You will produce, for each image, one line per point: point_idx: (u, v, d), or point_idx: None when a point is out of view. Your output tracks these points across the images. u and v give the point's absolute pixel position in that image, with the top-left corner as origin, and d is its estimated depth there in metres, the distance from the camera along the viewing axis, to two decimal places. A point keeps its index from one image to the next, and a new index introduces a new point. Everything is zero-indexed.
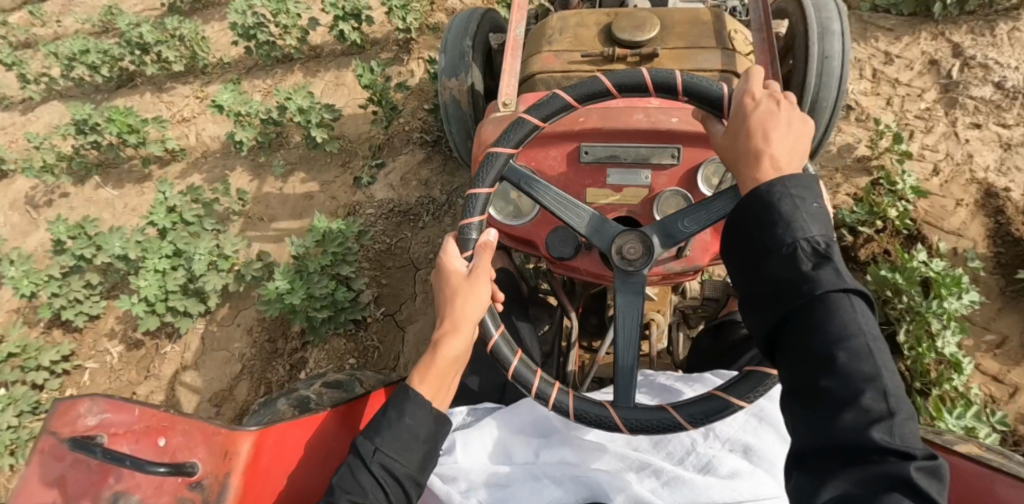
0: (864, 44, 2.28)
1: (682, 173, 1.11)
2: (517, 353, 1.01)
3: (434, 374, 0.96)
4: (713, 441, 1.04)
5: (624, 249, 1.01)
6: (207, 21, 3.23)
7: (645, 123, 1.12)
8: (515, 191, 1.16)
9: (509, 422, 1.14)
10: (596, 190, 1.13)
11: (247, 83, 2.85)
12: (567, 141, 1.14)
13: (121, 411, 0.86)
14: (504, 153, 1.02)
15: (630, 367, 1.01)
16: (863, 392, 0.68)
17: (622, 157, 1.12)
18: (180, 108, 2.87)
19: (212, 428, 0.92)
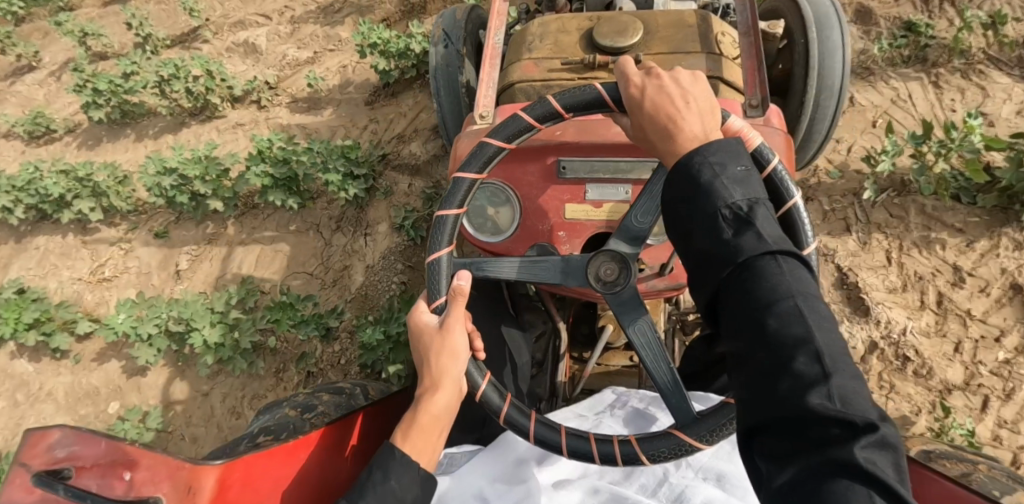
0: (924, 253, 1.78)
1: None
2: (507, 399, 0.99)
3: (421, 432, 0.96)
4: (685, 470, 1.03)
5: (601, 272, 0.99)
6: (140, 138, 2.78)
7: (626, 136, 1.06)
8: (493, 207, 1.12)
9: (506, 450, 1.10)
10: (575, 205, 1.08)
11: (176, 236, 2.41)
12: (547, 155, 1.09)
13: (88, 444, 0.87)
14: (468, 179, 0.98)
15: (673, 385, 0.97)
16: (796, 359, 0.62)
17: (603, 171, 1.07)
18: (103, 259, 2.44)
19: (179, 464, 0.90)
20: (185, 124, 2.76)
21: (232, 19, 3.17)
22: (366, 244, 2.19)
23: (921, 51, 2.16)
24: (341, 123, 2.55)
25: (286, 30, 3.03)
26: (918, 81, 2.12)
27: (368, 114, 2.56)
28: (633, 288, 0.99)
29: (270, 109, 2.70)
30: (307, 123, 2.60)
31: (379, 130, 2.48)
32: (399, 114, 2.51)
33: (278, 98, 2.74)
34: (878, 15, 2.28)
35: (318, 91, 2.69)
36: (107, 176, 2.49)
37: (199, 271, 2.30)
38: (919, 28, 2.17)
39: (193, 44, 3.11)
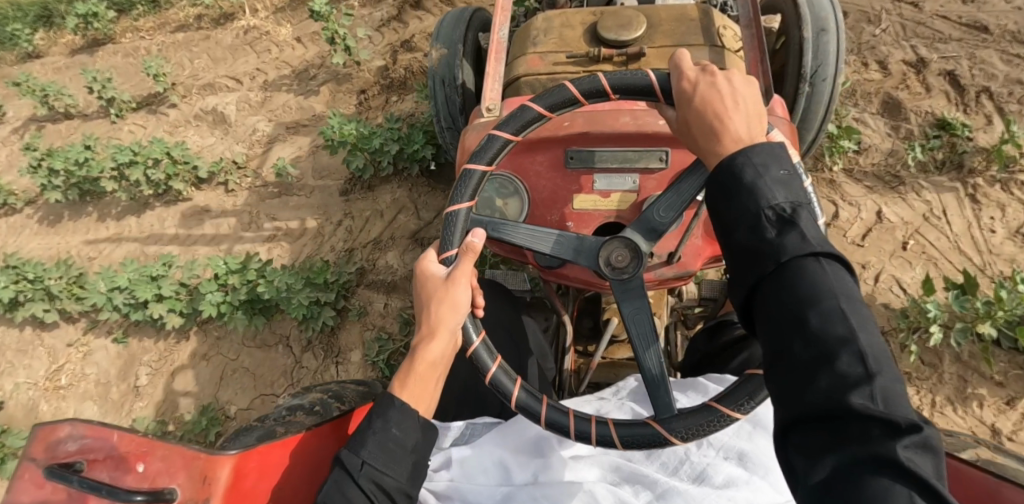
0: (960, 411, 1.70)
1: (671, 176, 1.12)
2: (497, 360, 1.05)
3: (416, 376, 1.02)
4: (707, 449, 1.09)
5: (613, 258, 1.04)
6: (102, 217, 2.84)
7: (633, 125, 1.13)
8: (501, 198, 1.16)
9: (506, 441, 1.18)
10: (583, 195, 1.14)
11: (135, 342, 2.44)
12: (557, 145, 1.15)
13: (101, 436, 0.88)
14: (503, 138, 1.03)
15: (659, 377, 1.05)
16: (837, 356, 0.69)
17: (610, 161, 1.13)
18: (62, 362, 2.48)
19: (194, 454, 0.93)
20: (148, 206, 2.79)
21: (201, 80, 3.16)
22: (338, 374, 2.19)
23: (956, 155, 2.09)
24: (317, 213, 2.55)
25: (258, 98, 3.00)
26: (952, 192, 2.04)
27: (343, 206, 2.54)
28: (640, 276, 1.05)
29: (235, 193, 2.71)
30: (283, 213, 2.59)
31: (355, 227, 2.47)
32: (377, 213, 2.48)
33: (245, 181, 2.74)
34: (907, 108, 2.21)
35: (291, 178, 2.66)
36: (60, 278, 2.54)
37: (156, 388, 2.33)
38: (955, 129, 2.11)
39: (160, 109, 3.10)
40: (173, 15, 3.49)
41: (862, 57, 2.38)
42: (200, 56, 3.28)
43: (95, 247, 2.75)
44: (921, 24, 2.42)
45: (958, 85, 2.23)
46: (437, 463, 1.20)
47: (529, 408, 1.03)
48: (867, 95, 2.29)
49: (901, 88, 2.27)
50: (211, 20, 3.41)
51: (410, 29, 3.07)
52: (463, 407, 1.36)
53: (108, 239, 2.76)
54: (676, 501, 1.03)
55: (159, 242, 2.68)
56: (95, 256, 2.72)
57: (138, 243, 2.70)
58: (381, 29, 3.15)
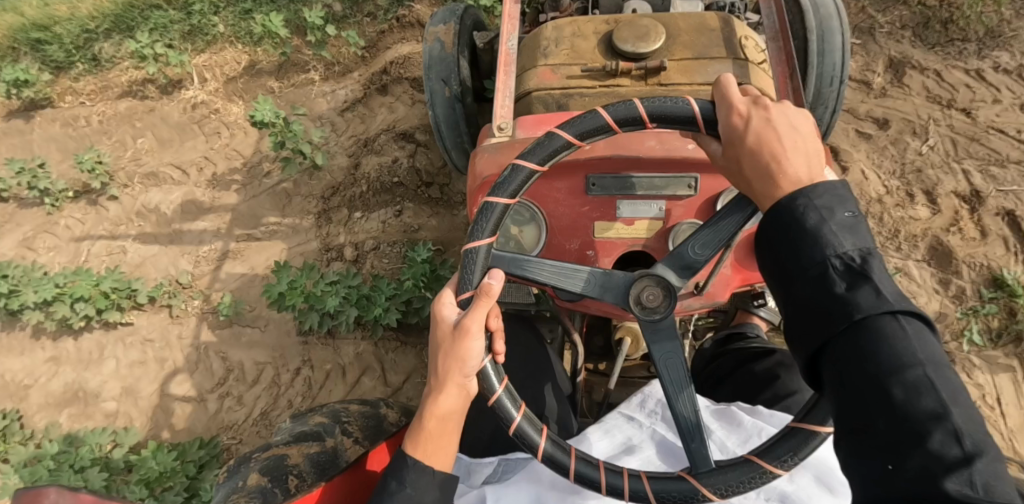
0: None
1: (700, 204, 0.99)
2: (545, 434, 0.90)
3: (427, 432, 0.94)
4: (748, 491, 0.96)
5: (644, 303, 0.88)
6: (35, 334, 2.56)
7: (660, 150, 0.98)
8: (516, 225, 1.02)
9: (538, 476, 1.04)
10: (604, 223, 1.01)
11: None
12: (573, 169, 1.00)
13: None
14: (500, 204, 0.90)
15: (697, 426, 0.89)
16: (928, 434, 0.63)
17: (635, 186, 0.99)
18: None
19: None
20: (86, 329, 2.54)
21: (145, 168, 2.85)
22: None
23: (1016, 326, 1.93)
24: (270, 360, 2.37)
25: (205, 200, 2.73)
26: (1008, 373, 1.90)
27: (302, 353, 2.36)
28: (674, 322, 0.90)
29: (181, 323, 2.49)
30: (234, 351, 2.41)
31: (314, 381, 2.31)
32: (337, 366, 2.32)
33: (191, 303, 2.52)
34: (959, 258, 2.04)
35: (243, 310, 2.46)
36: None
37: None
38: (1015, 292, 1.95)
39: (100, 200, 2.82)
40: (114, 78, 3.08)
41: (907, 184, 2.19)
42: (144, 134, 2.97)
43: (31, 373, 2.51)
44: (974, 141, 2.22)
45: (1020, 230, 2.05)
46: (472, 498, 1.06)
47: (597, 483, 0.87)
48: (912, 237, 2.10)
49: (953, 232, 2.08)
50: (158, 89, 3.04)
51: (377, 122, 2.81)
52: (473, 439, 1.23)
53: (45, 364, 2.51)
54: None
55: (99, 376, 2.46)
56: (31, 384, 2.48)
57: (75, 371, 2.48)
58: (345, 114, 2.87)
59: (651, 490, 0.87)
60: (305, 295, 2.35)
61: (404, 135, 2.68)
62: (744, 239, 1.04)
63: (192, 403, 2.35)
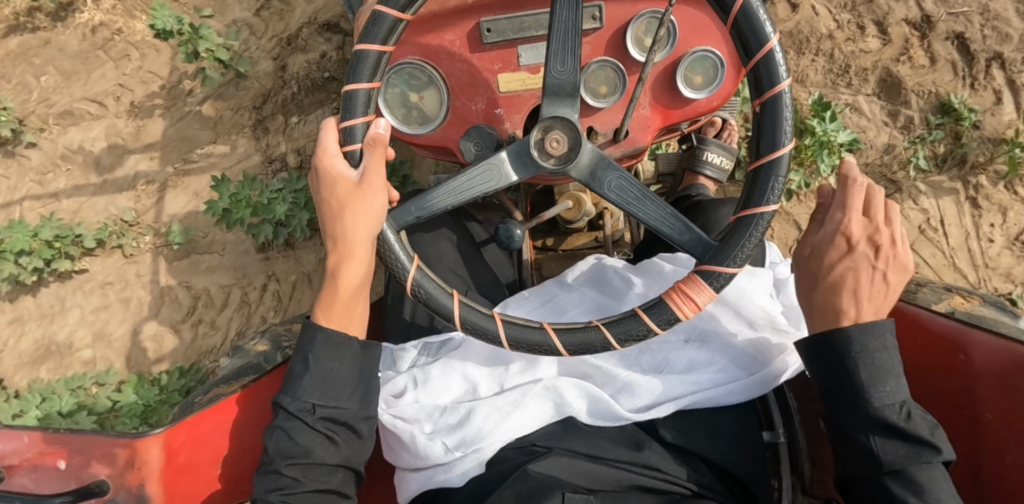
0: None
1: (608, 38, 0.97)
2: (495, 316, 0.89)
3: (339, 305, 0.92)
4: (668, 336, 1.01)
5: (552, 136, 0.86)
6: None
7: None
8: (415, 91, 0.96)
9: (471, 354, 1.02)
10: (508, 75, 0.96)
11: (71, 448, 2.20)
12: (463, 18, 0.95)
13: (9, 441, 0.92)
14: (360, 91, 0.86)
15: (433, 205, 0.92)
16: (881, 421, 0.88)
17: (532, 27, 0.94)
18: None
19: (111, 443, 0.96)
20: (42, 283, 2.38)
21: (56, 108, 2.43)
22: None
23: (959, 149, 1.95)
24: (234, 280, 2.32)
25: (130, 131, 2.41)
26: (952, 196, 1.94)
27: (263, 268, 2.33)
28: (539, 169, 0.89)
29: (136, 263, 2.35)
30: (197, 279, 2.33)
31: (283, 294, 2.31)
32: (303, 276, 2.31)
33: (144, 240, 2.36)
34: (906, 88, 1.98)
35: (197, 237, 2.34)
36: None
37: None
38: (959, 116, 1.93)
39: (18, 150, 2.45)
40: None
41: (857, 17, 2.00)
42: (46, 71, 2.46)
43: None
44: None
45: (967, 52, 1.96)
46: (394, 389, 1.01)
47: (550, 346, 0.87)
48: (862, 71, 2.01)
49: (902, 62, 1.98)
50: (47, 17, 2.43)
51: (297, 15, 2.44)
52: (413, 328, 1.15)
53: (9, 326, 2.37)
54: (640, 395, 0.95)
55: (67, 326, 2.35)
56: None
57: (41, 328, 2.36)
58: (262, 14, 2.46)
59: (613, 337, 0.87)
60: (252, 206, 2.28)
61: (329, 22, 2.38)
62: (660, 74, 1.00)
63: (166, 336, 2.30)
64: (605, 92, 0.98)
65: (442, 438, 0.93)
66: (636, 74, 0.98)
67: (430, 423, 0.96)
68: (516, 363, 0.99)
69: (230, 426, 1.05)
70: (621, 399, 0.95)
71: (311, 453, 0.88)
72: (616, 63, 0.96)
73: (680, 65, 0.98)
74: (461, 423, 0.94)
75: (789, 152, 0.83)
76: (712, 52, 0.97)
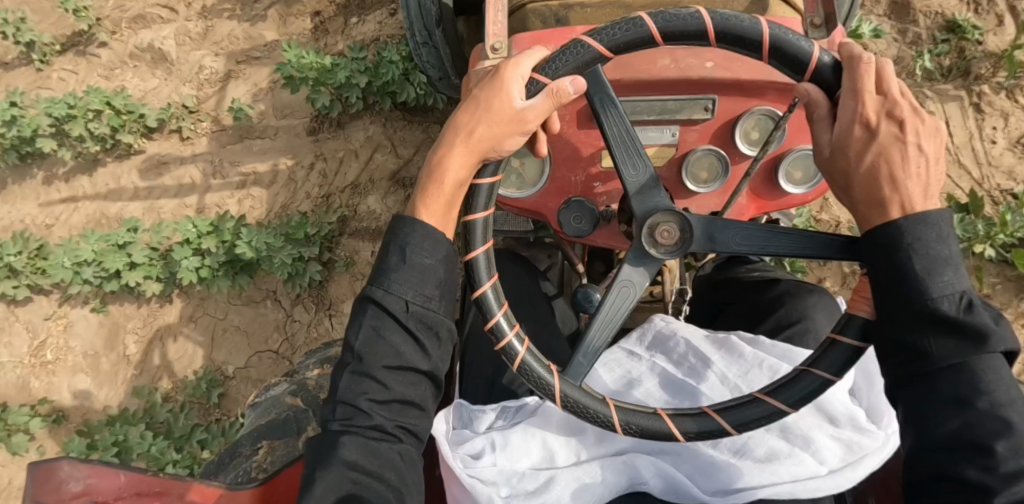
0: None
1: (717, 128, 0.98)
2: (556, 373, 0.90)
3: (438, 202, 0.88)
4: (751, 421, 1.03)
5: (659, 230, 0.88)
6: (50, 181, 2.31)
7: (673, 71, 0.94)
8: (519, 158, 1.01)
9: (550, 419, 1.07)
10: None
11: (117, 309, 2.19)
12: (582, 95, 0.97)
13: (106, 477, 0.81)
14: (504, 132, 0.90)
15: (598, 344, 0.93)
16: (987, 432, 0.74)
17: (646, 111, 0.97)
18: (42, 338, 2.20)
19: (213, 490, 0.86)
20: (100, 163, 2.29)
21: (130, 13, 2.35)
22: (332, 326, 2.09)
23: (963, 61, 1.93)
24: (286, 161, 2.19)
25: (199, 30, 2.31)
26: (957, 102, 1.92)
27: (313, 149, 2.19)
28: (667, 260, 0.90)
29: (195, 146, 2.25)
30: (248, 162, 2.22)
31: (329, 171, 2.17)
32: (350, 153, 2.18)
33: (202, 127, 2.26)
34: (916, 9, 1.96)
35: (252, 120, 2.23)
36: (20, 252, 2.20)
37: (155, 354, 2.14)
38: (964, 32, 1.92)
39: (89, 48, 2.36)
40: None
41: None
42: None
43: (51, 213, 2.29)
44: None
45: None
46: (473, 449, 1.03)
47: (607, 419, 0.89)
48: None
49: None
50: None
51: None
52: (495, 387, 1.22)
53: (62, 204, 2.29)
54: (722, 477, 0.98)
55: (121, 202, 2.26)
56: (53, 224, 2.27)
57: (97, 204, 2.27)
58: None
59: (679, 431, 0.89)
60: (320, 69, 2.09)
61: None
62: (763, 167, 1.00)
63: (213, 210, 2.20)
64: (705, 177, 0.99)
65: None
66: (740, 164, 1.00)
67: (507, 486, 0.99)
68: (590, 435, 1.04)
69: None
70: (698, 481, 0.99)
71: (403, 356, 0.87)
72: (722, 153, 0.98)
73: (783, 162, 0.98)
74: (539, 490, 0.99)
75: None
76: None
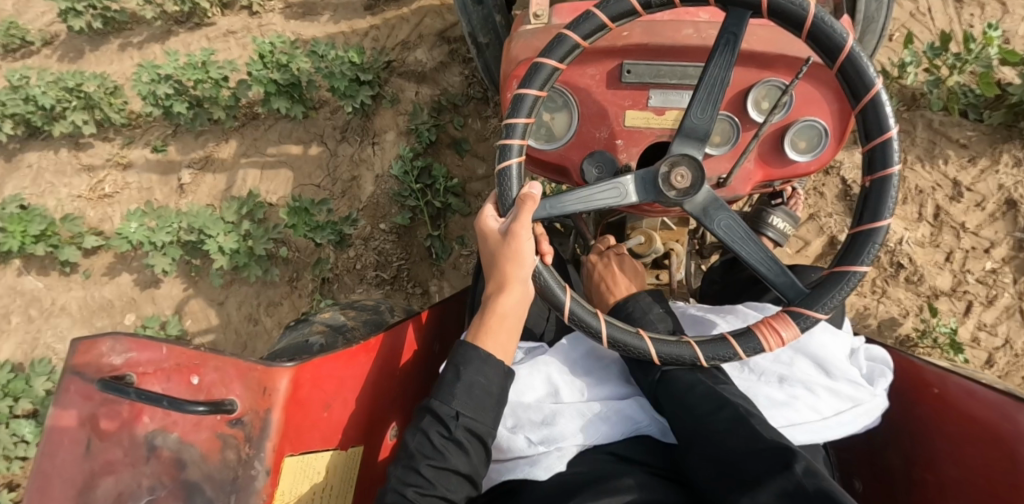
0: (927, 167, 1.86)
1: (730, 96, 0.98)
2: (567, 291, 0.97)
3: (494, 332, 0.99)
4: (749, 373, 1.10)
5: (674, 178, 0.91)
6: (126, 48, 2.45)
7: (696, 40, 0.97)
8: (549, 112, 1.05)
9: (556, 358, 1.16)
10: (635, 113, 1.02)
11: (176, 150, 2.32)
12: (608, 57, 1.00)
13: (147, 350, 0.92)
14: (547, 66, 0.91)
15: None
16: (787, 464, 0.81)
17: (668, 76, 0.99)
18: (102, 176, 2.36)
19: (247, 365, 0.93)
20: (173, 34, 2.41)
21: None
22: (374, 153, 2.16)
23: None
24: (340, 29, 2.26)
25: None
26: None
27: (370, 21, 2.25)
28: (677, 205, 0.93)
29: (264, 18, 2.35)
30: (305, 28, 2.29)
31: (381, 36, 2.23)
32: (402, 20, 2.23)
33: (271, 4, 2.36)
34: None
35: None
36: (98, 87, 2.31)
37: (204, 185, 2.27)
38: None
39: None
40: None
41: None
42: None
43: (125, 75, 2.42)
44: None
45: None
46: None
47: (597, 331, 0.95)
48: None
49: None
50: None
51: None
52: None
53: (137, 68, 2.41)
54: None
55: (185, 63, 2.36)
56: (125, 80, 2.40)
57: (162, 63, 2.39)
58: None
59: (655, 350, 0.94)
60: None
61: None
62: (771, 134, 1.00)
63: None
64: (718, 142, 1.01)
65: (525, 433, 1.03)
66: (750, 132, 1.00)
67: (511, 417, 1.07)
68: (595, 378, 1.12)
69: (346, 369, 1.07)
70: None
71: (449, 460, 0.90)
72: (734, 119, 0.99)
73: (789, 130, 0.98)
74: (546, 421, 1.04)
75: (861, 273, 0.88)
76: (818, 122, 0.98)
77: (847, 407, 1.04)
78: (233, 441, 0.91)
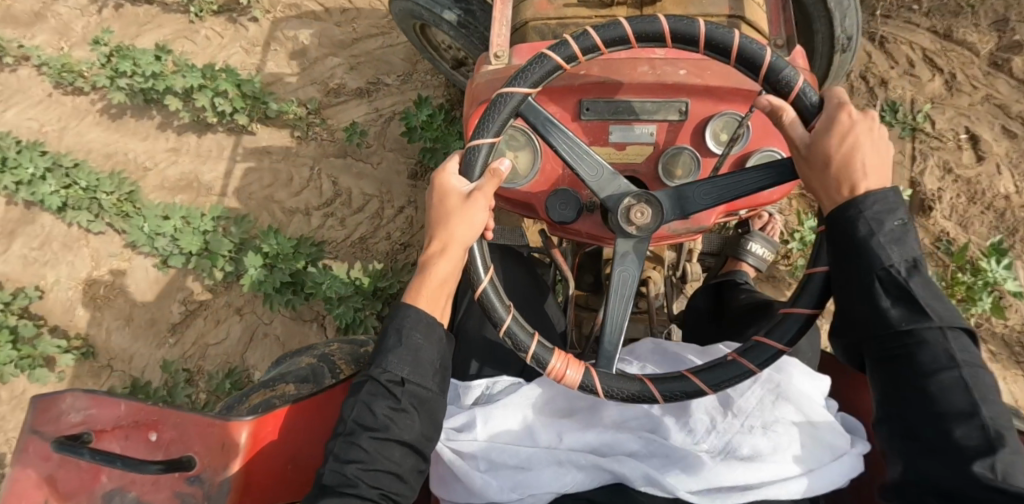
0: None
1: (688, 127, 1.17)
2: (534, 337, 1.03)
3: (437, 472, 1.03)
4: (732, 418, 1.03)
5: (635, 212, 1.03)
6: (163, 126, 2.58)
7: (649, 76, 1.14)
8: (512, 150, 1.19)
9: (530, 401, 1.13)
10: (597, 148, 1.19)
11: (177, 271, 2.34)
12: (568, 95, 1.17)
13: (105, 410, 1.05)
14: (518, 94, 1.04)
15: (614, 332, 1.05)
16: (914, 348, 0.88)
17: (624, 112, 1.17)
18: (100, 270, 2.38)
19: (208, 422, 1.06)
20: (210, 128, 2.55)
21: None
22: None
23: None
24: (377, 194, 2.40)
25: (342, 38, 2.67)
26: None
27: (408, 191, 2.40)
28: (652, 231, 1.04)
29: (307, 144, 2.49)
30: (345, 178, 2.43)
31: (416, 220, 2.35)
32: None
33: (313, 131, 2.51)
34: None
35: (363, 143, 2.46)
36: (114, 194, 2.42)
37: (192, 329, 2.29)
38: None
39: (242, 19, 2.74)
40: None
41: None
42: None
43: (152, 157, 2.53)
44: None
45: None
46: (458, 423, 1.13)
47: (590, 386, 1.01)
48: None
49: None
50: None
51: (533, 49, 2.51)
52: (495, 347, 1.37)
53: (166, 153, 2.54)
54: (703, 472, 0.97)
55: (215, 171, 2.49)
56: (149, 169, 2.51)
57: (193, 164, 2.51)
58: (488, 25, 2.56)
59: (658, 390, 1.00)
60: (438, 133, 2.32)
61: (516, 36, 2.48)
62: (731, 162, 1.17)
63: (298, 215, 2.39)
64: (679, 173, 1.18)
65: (499, 480, 1.05)
66: (710, 161, 1.18)
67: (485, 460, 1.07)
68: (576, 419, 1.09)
69: (308, 425, 1.14)
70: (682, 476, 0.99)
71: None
72: (694, 153, 1.16)
73: (749, 158, 1.16)
74: (520, 466, 1.05)
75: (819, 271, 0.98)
76: (775, 151, 1.15)
77: (828, 459, 1.00)
78: (191, 498, 1.03)
